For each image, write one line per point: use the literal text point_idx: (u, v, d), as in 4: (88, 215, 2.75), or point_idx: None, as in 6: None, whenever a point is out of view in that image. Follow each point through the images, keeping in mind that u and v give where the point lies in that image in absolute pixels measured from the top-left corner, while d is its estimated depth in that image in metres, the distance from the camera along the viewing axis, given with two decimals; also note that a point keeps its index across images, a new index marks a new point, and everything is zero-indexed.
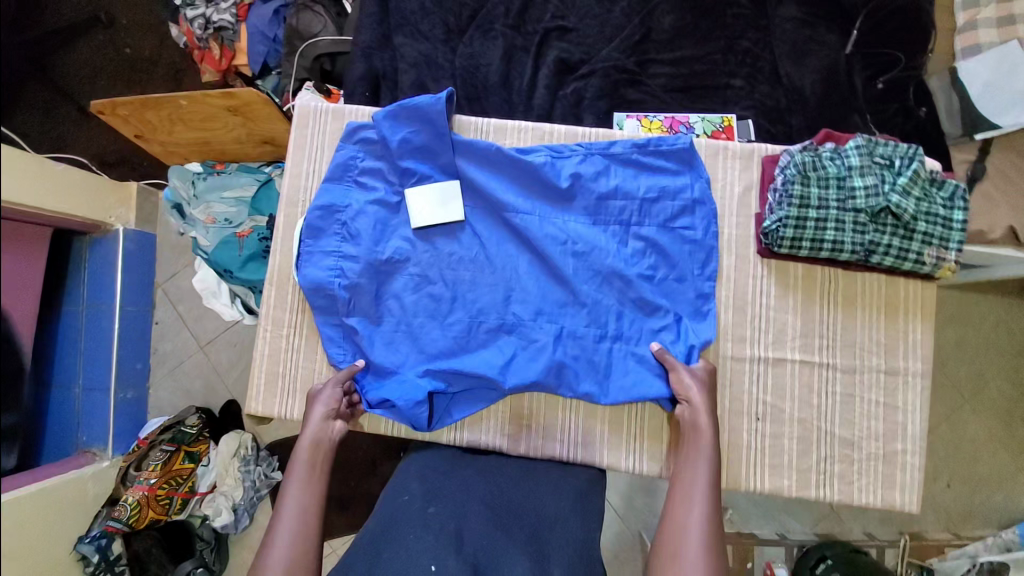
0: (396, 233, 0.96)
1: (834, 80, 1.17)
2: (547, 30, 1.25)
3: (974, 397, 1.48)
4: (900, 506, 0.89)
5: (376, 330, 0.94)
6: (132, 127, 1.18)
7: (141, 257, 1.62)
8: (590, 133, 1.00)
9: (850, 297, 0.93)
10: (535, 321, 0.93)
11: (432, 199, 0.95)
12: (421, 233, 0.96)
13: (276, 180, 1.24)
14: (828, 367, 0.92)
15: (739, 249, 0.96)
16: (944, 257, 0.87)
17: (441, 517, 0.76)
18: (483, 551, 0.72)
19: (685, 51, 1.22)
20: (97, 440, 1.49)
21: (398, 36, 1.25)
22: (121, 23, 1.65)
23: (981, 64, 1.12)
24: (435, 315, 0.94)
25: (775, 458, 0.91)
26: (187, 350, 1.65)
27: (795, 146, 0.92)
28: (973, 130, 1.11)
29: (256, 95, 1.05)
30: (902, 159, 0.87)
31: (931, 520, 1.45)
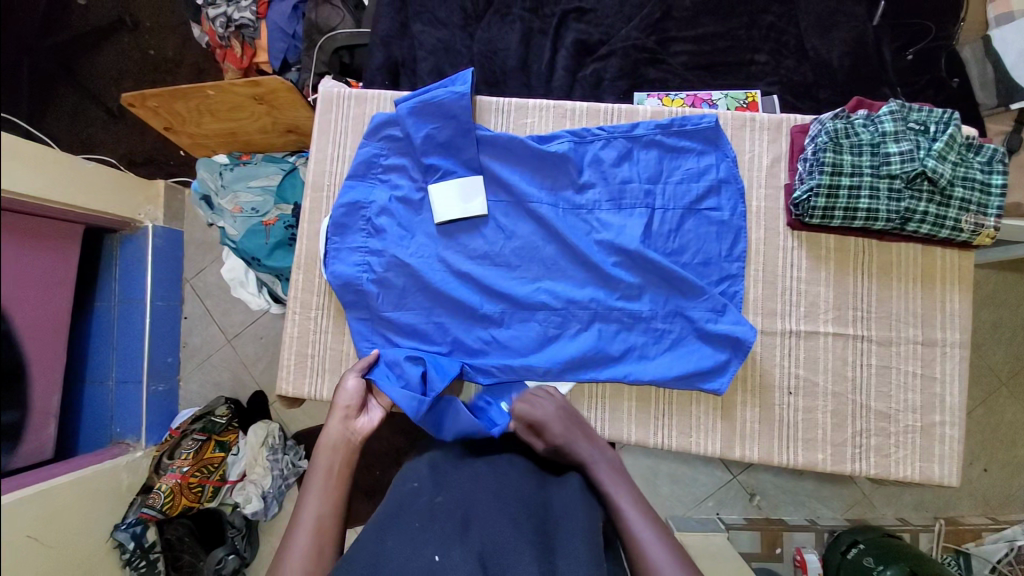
0: (420, 230, 0.96)
1: (863, 53, 1.13)
2: (565, 12, 1.24)
3: (1012, 379, 1.43)
4: (939, 479, 0.87)
5: (412, 324, 0.94)
6: (162, 119, 1.21)
7: (169, 253, 1.66)
8: (612, 109, 0.99)
9: (885, 268, 0.90)
10: (567, 314, 0.92)
11: (455, 194, 0.94)
12: (444, 228, 0.95)
13: (300, 169, 1.26)
14: (863, 339, 0.90)
15: (768, 222, 0.94)
16: (983, 223, 0.85)
17: (449, 503, 0.71)
18: (489, 540, 0.65)
19: (706, 28, 1.21)
20: (130, 431, 1.53)
21: (416, 24, 1.26)
22: (145, 26, 1.69)
23: (1016, 31, 1.07)
24: (469, 312, 0.93)
25: (809, 431, 0.89)
26: (216, 343, 1.68)
27: (826, 114, 0.89)
28: (1008, 100, 1.06)
29: (280, 82, 1.06)
30: (937, 124, 0.84)
31: (967, 505, 1.41)
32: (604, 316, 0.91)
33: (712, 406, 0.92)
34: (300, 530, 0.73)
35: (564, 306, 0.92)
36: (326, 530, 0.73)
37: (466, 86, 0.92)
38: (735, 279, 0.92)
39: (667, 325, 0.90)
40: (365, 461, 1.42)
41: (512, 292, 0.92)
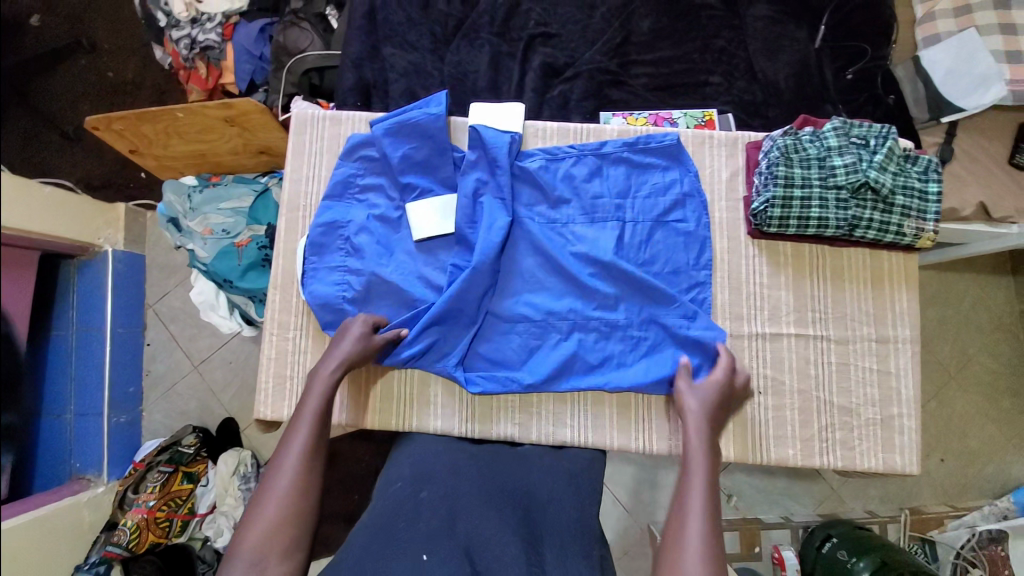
0: (399, 248, 0.97)
1: (806, 74, 1.23)
2: (531, 36, 1.29)
3: (960, 372, 1.54)
4: (900, 467, 0.93)
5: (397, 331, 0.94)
6: (127, 142, 1.19)
7: (130, 277, 1.60)
8: (582, 129, 1.04)
9: (838, 272, 0.97)
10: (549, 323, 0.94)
11: (433, 212, 0.96)
12: (422, 245, 0.97)
13: (272, 190, 1.24)
14: (822, 339, 0.95)
15: (730, 231, 0.99)
16: (923, 228, 0.92)
17: (434, 501, 0.77)
18: (476, 535, 0.73)
19: (663, 52, 1.28)
20: (92, 466, 1.46)
21: (387, 47, 1.29)
22: (104, 48, 1.66)
23: (943, 53, 1.17)
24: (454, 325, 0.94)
25: (779, 429, 0.93)
26: (182, 371, 1.63)
27: (776, 131, 0.96)
28: (939, 115, 1.16)
29: (254, 104, 1.07)
30: (876, 138, 0.92)
31: (928, 494, 1.49)
32: (583, 325, 0.94)
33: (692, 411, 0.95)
34: (272, 506, 0.71)
35: (543, 319, 0.94)
36: (300, 506, 0.72)
37: (440, 107, 0.95)
38: (704, 284, 0.97)
39: (643, 334, 0.94)
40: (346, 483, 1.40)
41: (493, 305, 0.95)
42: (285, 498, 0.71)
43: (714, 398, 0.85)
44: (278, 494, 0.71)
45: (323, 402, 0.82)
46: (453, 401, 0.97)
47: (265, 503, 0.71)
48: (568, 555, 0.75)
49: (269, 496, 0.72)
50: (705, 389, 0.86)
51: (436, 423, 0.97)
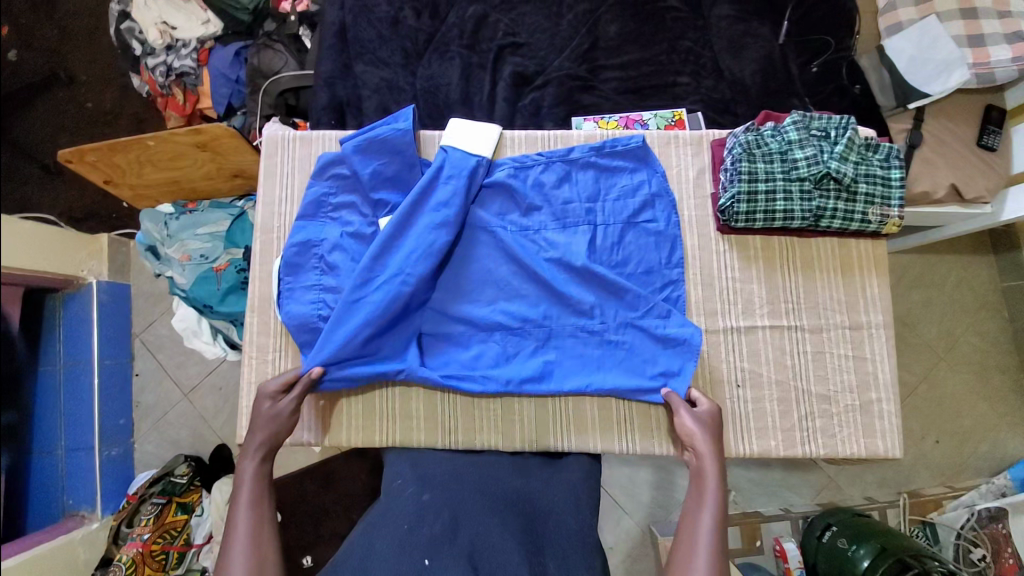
0: None
1: (772, 70, 1.24)
2: (500, 46, 1.31)
3: (948, 353, 1.55)
4: (883, 452, 0.93)
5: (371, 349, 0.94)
6: (100, 172, 1.19)
7: (117, 308, 1.60)
8: (550, 135, 1.04)
9: (809, 262, 0.98)
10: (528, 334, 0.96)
11: None
12: None
13: (250, 213, 1.26)
14: (796, 329, 0.96)
15: (700, 228, 1.00)
16: (888, 214, 0.93)
17: (437, 505, 0.79)
18: (478, 540, 0.74)
19: (632, 55, 1.29)
20: (85, 502, 1.46)
21: (358, 65, 1.30)
22: (81, 80, 1.66)
23: (905, 40, 1.18)
24: (436, 335, 0.98)
25: (760, 420, 0.94)
26: (172, 399, 1.62)
27: (739, 128, 0.98)
28: (905, 101, 1.18)
29: (223, 129, 1.07)
30: (836, 129, 0.93)
31: (925, 477, 1.50)
32: (563, 334, 0.95)
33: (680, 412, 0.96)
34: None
35: (520, 325, 0.95)
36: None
37: (407, 122, 0.95)
38: (677, 282, 0.97)
39: (621, 338, 0.95)
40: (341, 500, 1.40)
41: (471, 314, 0.96)
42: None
43: (712, 427, 0.86)
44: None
45: (258, 475, 0.84)
46: (435, 413, 0.97)
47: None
48: (568, 558, 0.75)
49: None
50: (703, 417, 0.87)
51: (419, 436, 0.97)
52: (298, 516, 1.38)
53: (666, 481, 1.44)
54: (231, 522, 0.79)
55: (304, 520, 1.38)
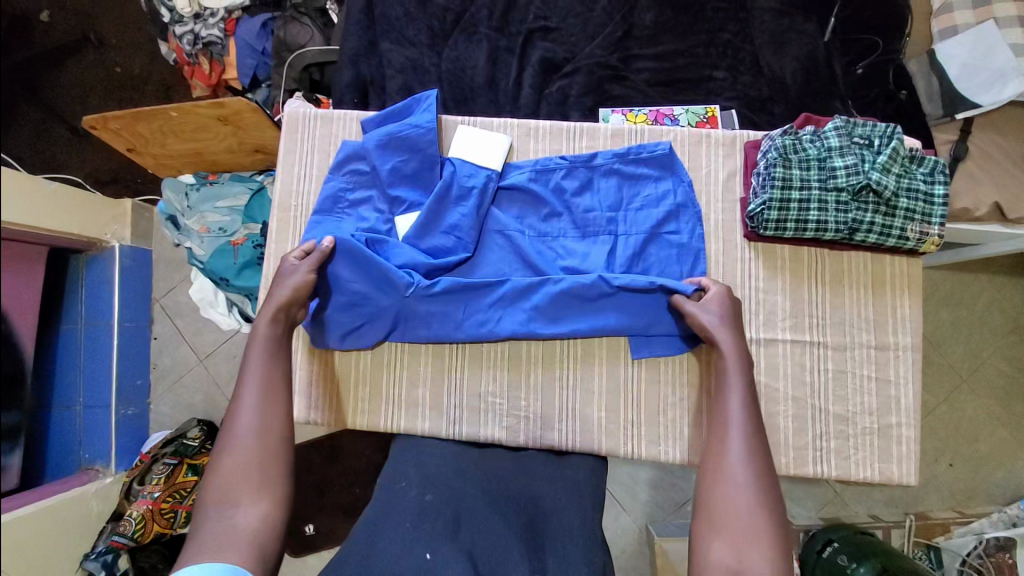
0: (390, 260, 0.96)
1: (814, 69, 1.18)
2: (530, 30, 1.27)
3: (972, 375, 1.49)
4: (897, 478, 0.91)
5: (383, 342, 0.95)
6: (124, 141, 1.20)
7: (138, 272, 1.61)
8: (575, 128, 1.02)
9: (838, 276, 0.94)
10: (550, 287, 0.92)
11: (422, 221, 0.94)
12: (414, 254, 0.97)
13: (268, 189, 1.27)
14: (818, 345, 0.93)
15: (726, 234, 0.97)
16: (928, 232, 0.89)
17: (439, 504, 0.77)
18: (479, 541, 0.72)
19: (666, 45, 1.24)
20: (100, 457, 1.48)
21: (384, 42, 1.27)
22: (110, 43, 1.66)
23: (959, 45, 1.12)
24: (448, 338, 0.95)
25: (772, 436, 0.91)
26: (187, 364, 1.64)
27: (776, 130, 0.94)
28: (952, 111, 1.12)
29: (245, 103, 1.07)
30: (880, 138, 0.89)
31: (935, 499, 1.46)
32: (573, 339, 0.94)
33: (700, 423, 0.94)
34: (242, 444, 0.72)
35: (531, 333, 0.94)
36: (268, 443, 0.74)
37: (430, 120, 0.95)
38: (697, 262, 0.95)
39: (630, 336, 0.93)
40: (346, 477, 1.42)
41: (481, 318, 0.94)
42: (255, 434, 0.74)
43: (727, 311, 0.86)
44: (247, 436, 0.73)
45: (269, 337, 0.82)
46: (443, 405, 0.97)
47: (235, 445, 0.72)
48: (569, 556, 0.73)
49: (237, 438, 0.73)
50: (716, 305, 0.86)
51: (425, 424, 0.97)
52: (301, 488, 1.41)
53: (668, 483, 1.43)
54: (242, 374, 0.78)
55: (307, 494, 1.41)
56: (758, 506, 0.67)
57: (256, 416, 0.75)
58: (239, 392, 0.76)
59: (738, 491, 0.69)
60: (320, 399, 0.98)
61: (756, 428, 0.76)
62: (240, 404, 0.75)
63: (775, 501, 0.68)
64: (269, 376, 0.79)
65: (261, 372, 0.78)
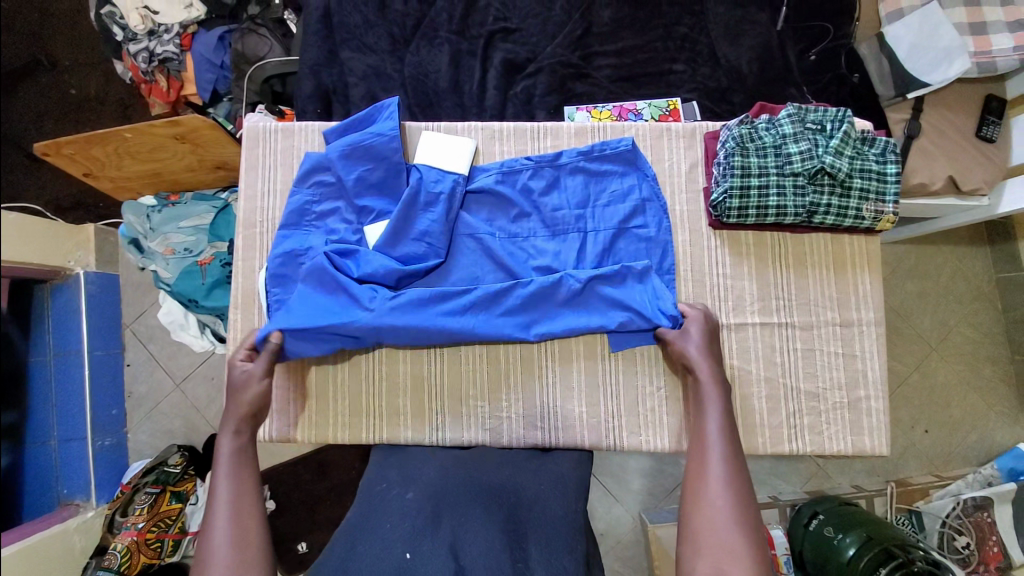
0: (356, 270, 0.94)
1: (768, 58, 1.21)
2: (491, 32, 1.27)
3: (941, 344, 1.54)
4: (869, 449, 0.93)
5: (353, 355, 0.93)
6: (80, 166, 1.16)
7: (105, 299, 1.57)
8: (538, 128, 1.03)
9: (801, 257, 0.97)
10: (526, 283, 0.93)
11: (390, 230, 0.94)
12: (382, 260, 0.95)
13: (233, 206, 1.25)
14: (786, 326, 0.95)
15: (691, 223, 0.99)
16: (882, 210, 0.92)
17: (421, 502, 0.78)
18: (459, 528, 0.73)
19: (626, 41, 1.26)
20: (79, 491, 1.44)
21: (344, 51, 1.26)
22: (64, 65, 1.61)
23: (905, 28, 1.15)
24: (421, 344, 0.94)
25: (747, 419, 0.93)
26: (164, 389, 1.60)
27: (732, 120, 0.96)
28: (904, 91, 1.15)
29: (203, 121, 1.05)
30: (831, 123, 0.92)
31: (913, 466, 1.50)
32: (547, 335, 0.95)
33: (677, 410, 0.96)
34: (217, 556, 0.70)
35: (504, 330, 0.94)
36: (245, 549, 0.72)
37: (392, 127, 0.95)
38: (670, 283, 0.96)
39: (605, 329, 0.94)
40: (335, 491, 1.41)
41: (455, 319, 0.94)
42: (228, 549, 0.71)
43: (706, 352, 0.87)
44: (221, 546, 0.71)
45: (238, 449, 0.83)
46: (423, 412, 0.97)
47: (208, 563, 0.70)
48: (551, 546, 0.75)
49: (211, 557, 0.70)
50: (694, 339, 0.88)
51: (406, 432, 0.97)
52: (289, 506, 1.39)
53: (657, 470, 1.45)
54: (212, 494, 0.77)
55: (296, 512, 1.39)
56: (736, 526, 0.68)
57: (229, 529, 0.73)
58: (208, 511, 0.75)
59: (715, 498, 0.71)
60: (294, 413, 0.98)
61: (734, 444, 0.77)
62: (211, 522, 0.73)
63: (751, 520, 0.68)
64: (240, 488, 0.78)
65: (232, 485, 0.77)
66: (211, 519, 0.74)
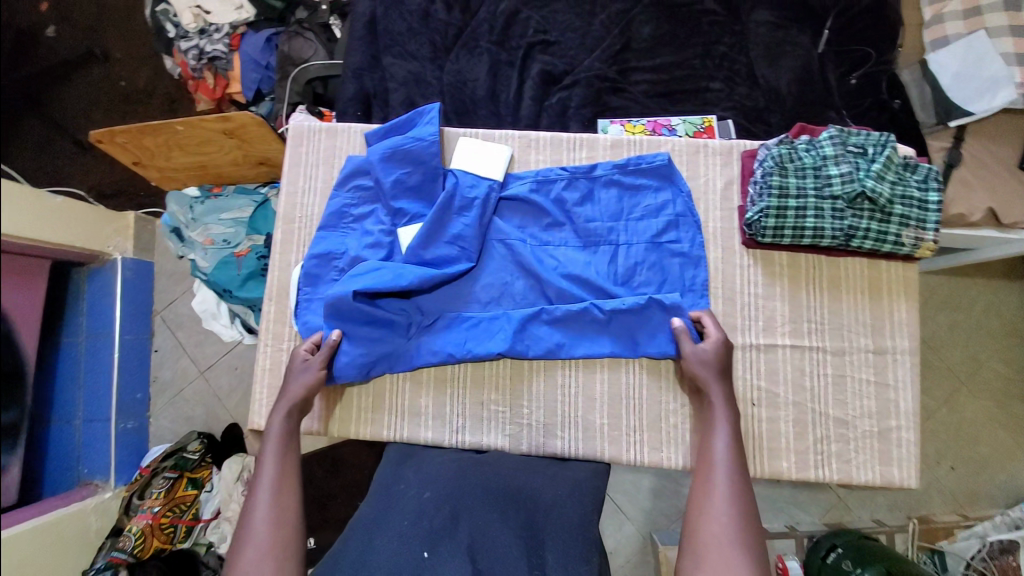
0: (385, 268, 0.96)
1: (808, 80, 1.21)
2: (530, 44, 1.29)
3: (971, 379, 1.50)
4: (898, 481, 0.91)
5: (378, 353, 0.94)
6: (130, 155, 1.21)
7: (138, 285, 1.61)
8: (574, 139, 1.03)
9: (836, 280, 0.95)
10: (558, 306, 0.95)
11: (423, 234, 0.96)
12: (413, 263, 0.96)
13: (272, 201, 1.29)
14: (818, 350, 0.94)
15: (724, 241, 0.98)
16: (923, 237, 0.90)
17: (438, 501, 0.78)
18: (477, 534, 0.74)
19: (663, 58, 1.27)
20: (100, 471, 1.47)
21: (386, 57, 1.29)
22: (116, 57, 1.68)
23: (950, 55, 1.14)
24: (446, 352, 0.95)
25: (773, 442, 0.92)
26: (188, 376, 1.64)
27: (771, 140, 0.96)
28: (946, 118, 1.14)
29: (251, 118, 1.09)
30: (874, 147, 0.91)
31: (938, 503, 1.45)
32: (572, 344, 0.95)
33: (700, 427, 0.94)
34: (256, 538, 0.73)
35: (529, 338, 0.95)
36: (281, 536, 0.75)
37: (432, 133, 0.97)
38: (699, 300, 0.95)
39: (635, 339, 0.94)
40: (348, 488, 1.42)
41: (484, 328, 0.95)
42: (268, 529, 0.74)
43: (718, 365, 0.86)
44: (261, 529, 0.74)
45: (285, 430, 0.86)
46: (445, 412, 0.98)
47: (249, 541, 0.73)
48: (567, 553, 0.75)
49: (251, 535, 0.74)
50: (708, 356, 0.87)
51: (427, 432, 0.97)
52: (303, 500, 1.40)
53: (671, 490, 1.42)
54: (256, 473, 0.81)
55: (308, 506, 1.40)
56: (738, 544, 0.70)
57: (270, 510, 0.76)
58: (251, 491, 0.78)
59: (720, 513, 0.73)
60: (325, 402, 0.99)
61: (740, 466, 0.78)
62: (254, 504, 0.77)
63: (754, 539, 0.71)
64: (284, 467, 0.82)
65: (276, 466, 0.81)
66: (254, 497, 0.78)
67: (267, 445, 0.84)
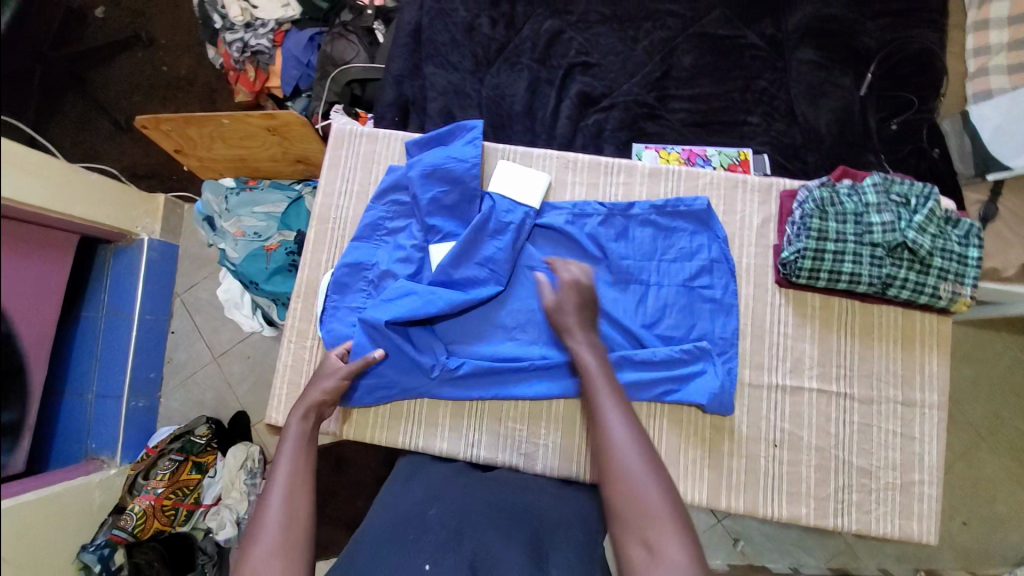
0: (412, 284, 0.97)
1: (848, 122, 1.21)
2: (571, 64, 1.30)
3: (991, 435, 1.47)
4: (917, 536, 0.89)
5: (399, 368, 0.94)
6: (173, 142, 1.23)
7: (163, 266, 1.63)
8: (613, 164, 1.04)
9: (868, 327, 0.94)
10: None
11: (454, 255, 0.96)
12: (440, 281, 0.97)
13: (306, 199, 1.31)
14: (845, 397, 0.93)
15: (757, 278, 0.98)
16: (960, 291, 0.90)
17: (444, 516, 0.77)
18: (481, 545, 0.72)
19: (703, 88, 1.27)
20: (106, 448, 1.46)
21: (428, 66, 1.31)
22: (160, 43, 1.72)
23: (992, 109, 1.13)
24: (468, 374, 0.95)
25: (792, 486, 0.90)
26: (201, 360, 1.65)
27: (813, 182, 0.96)
28: (984, 171, 1.13)
29: (296, 117, 1.11)
30: (917, 198, 0.91)
31: (949, 559, 1.42)
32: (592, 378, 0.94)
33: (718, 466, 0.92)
34: (267, 535, 0.69)
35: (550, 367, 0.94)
36: (292, 537, 0.70)
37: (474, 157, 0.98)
38: (731, 357, 0.94)
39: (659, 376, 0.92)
40: (352, 488, 1.41)
41: (506, 353, 0.95)
42: (280, 527, 0.70)
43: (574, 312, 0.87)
44: (273, 525, 0.70)
45: (304, 429, 0.83)
46: (461, 427, 0.97)
47: (259, 536, 0.69)
48: (569, 562, 0.74)
49: (262, 530, 0.70)
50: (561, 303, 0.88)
51: (441, 444, 0.97)
52: None
53: None
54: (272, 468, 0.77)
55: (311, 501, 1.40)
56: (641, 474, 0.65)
57: (284, 507, 0.72)
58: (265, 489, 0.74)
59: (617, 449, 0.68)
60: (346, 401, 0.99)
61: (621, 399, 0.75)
62: (268, 498, 0.73)
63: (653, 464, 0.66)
64: (303, 466, 0.78)
65: (293, 461, 0.77)
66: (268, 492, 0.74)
67: (286, 443, 0.81)
